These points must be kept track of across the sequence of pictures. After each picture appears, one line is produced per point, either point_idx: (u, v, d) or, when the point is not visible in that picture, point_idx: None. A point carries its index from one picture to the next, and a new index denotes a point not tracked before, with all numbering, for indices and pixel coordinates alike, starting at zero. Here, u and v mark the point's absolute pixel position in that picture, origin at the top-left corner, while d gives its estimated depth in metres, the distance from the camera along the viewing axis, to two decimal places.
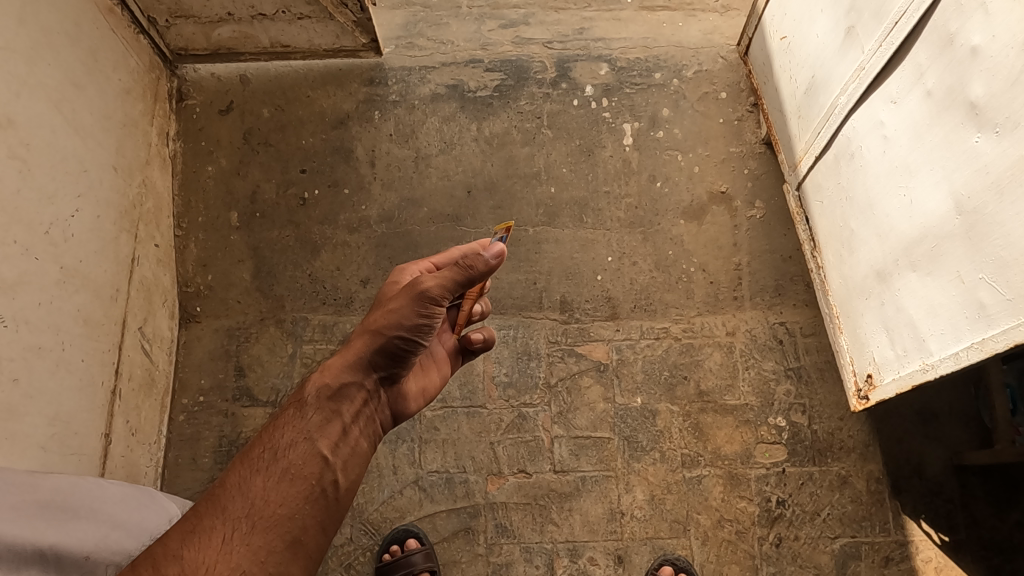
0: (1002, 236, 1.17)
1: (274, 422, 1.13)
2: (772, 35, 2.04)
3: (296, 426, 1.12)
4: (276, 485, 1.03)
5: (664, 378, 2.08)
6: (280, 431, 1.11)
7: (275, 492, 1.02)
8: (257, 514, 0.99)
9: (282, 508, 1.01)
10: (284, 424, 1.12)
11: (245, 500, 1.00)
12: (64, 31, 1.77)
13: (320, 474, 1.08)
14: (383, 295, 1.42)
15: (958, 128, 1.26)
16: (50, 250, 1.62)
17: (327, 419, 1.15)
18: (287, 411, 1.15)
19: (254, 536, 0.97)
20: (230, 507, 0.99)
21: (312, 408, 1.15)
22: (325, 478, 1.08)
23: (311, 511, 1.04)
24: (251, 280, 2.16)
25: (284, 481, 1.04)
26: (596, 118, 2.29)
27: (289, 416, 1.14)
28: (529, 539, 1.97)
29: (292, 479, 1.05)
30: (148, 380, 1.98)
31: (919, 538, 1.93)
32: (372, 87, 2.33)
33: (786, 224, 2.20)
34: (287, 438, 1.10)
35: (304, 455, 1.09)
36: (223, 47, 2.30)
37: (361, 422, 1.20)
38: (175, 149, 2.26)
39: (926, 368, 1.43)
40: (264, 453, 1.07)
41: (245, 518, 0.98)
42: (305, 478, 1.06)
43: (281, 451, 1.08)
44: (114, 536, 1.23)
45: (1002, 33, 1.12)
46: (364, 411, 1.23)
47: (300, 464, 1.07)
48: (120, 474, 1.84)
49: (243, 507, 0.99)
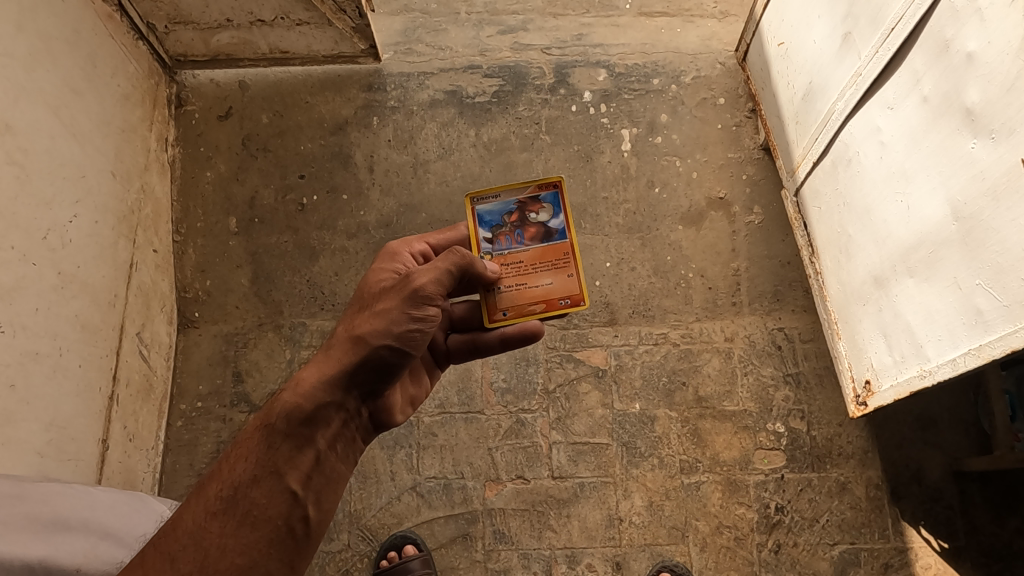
0: (997, 243, 1.17)
1: (237, 449, 1.04)
2: (770, 41, 2.04)
3: (260, 458, 1.03)
4: (236, 531, 0.96)
5: (662, 384, 2.08)
6: (244, 462, 1.02)
7: (234, 539, 0.96)
8: (212, 566, 0.93)
9: (242, 557, 0.95)
10: (248, 455, 1.03)
11: (200, 549, 0.94)
12: (63, 37, 1.77)
13: (287, 513, 1.01)
14: (370, 283, 1.30)
15: (953, 134, 1.26)
16: (48, 256, 1.62)
17: (298, 447, 1.05)
18: (253, 435, 1.05)
19: None
20: (181, 559, 0.92)
21: (281, 434, 1.05)
22: (293, 517, 1.01)
23: (276, 554, 0.99)
24: (249, 286, 2.16)
25: (246, 525, 0.97)
26: (594, 124, 2.30)
27: (254, 443, 1.04)
28: (527, 545, 1.96)
29: (255, 521, 0.98)
30: (145, 386, 1.98)
31: (918, 544, 1.93)
32: (371, 93, 2.34)
33: (784, 230, 2.20)
34: (251, 471, 1.01)
35: (269, 492, 1.01)
36: (222, 53, 2.31)
37: (339, 443, 1.12)
38: (173, 155, 2.26)
39: (924, 374, 1.43)
40: (225, 491, 0.99)
41: (198, 572, 0.92)
42: (269, 519, 0.99)
43: (243, 489, 1.00)
44: (102, 547, 1.23)
45: (996, 40, 1.12)
46: (343, 431, 1.14)
47: (264, 503, 1.00)
48: (117, 480, 1.83)
49: (195, 559, 0.93)
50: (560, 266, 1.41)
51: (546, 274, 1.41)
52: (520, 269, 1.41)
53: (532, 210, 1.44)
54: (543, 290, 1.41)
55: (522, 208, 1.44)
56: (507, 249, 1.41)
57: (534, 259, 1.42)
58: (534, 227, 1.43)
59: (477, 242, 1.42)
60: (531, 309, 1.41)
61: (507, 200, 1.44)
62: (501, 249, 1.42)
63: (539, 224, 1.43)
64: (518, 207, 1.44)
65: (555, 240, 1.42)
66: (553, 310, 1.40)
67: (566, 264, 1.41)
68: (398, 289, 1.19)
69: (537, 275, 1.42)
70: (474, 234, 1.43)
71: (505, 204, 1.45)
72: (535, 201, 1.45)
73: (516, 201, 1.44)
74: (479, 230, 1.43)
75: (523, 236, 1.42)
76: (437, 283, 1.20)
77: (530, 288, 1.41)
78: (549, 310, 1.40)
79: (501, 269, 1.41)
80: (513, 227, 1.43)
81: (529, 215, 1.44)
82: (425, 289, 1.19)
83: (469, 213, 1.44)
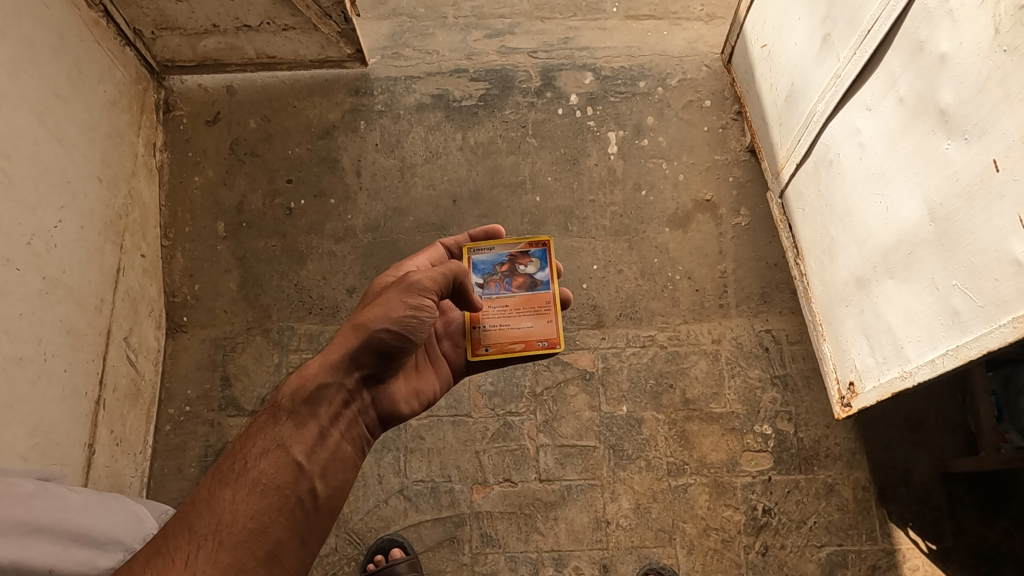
0: (972, 243, 1.17)
1: (250, 427, 1.14)
2: (753, 43, 2.05)
3: (268, 432, 1.12)
4: (247, 499, 1.04)
5: (650, 386, 2.08)
6: (255, 437, 1.11)
7: (245, 505, 1.03)
8: (224, 530, 1.00)
9: (252, 523, 1.02)
10: (259, 430, 1.12)
11: (213, 516, 1.01)
12: (49, 44, 1.79)
13: (295, 484, 1.08)
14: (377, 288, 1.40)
15: (928, 135, 1.26)
16: (32, 261, 1.63)
17: (303, 424, 1.14)
18: (262, 416, 1.14)
19: (221, 553, 0.97)
20: (197, 525, 1.00)
21: (289, 412, 1.14)
22: (300, 488, 1.09)
23: (285, 523, 1.05)
24: (237, 290, 2.17)
25: (255, 494, 1.05)
26: (580, 127, 2.30)
27: (263, 422, 1.13)
28: (514, 548, 1.96)
29: (264, 490, 1.05)
30: (133, 390, 1.98)
31: (905, 546, 1.92)
32: (358, 97, 2.35)
33: (770, 232, 2.21)
34: (261, 446, 1.10)
35: (277, 464, 1.08)
36: (209, 59, 2.32)
37: (344, 423, 1.20)
38: (162, 160, 2.27)
39: (904, 375, 1.42)
40: (236, 462, 1.07)
41: (212, 535, 0.99)
42: (278, 489, 1.06)
43: (253, 461, 1.08)
44: (74, 548, 1.27)
45: (968, 42, 1.12)
46: (348, 414, 1.21)
47: (272, 473, 1.07)
48: (104, 485, 1.84)
49: (210, 523, 1.00)
50: (541, 312, 1.51)
51: (527, 317, 1.51)
52: (505, 312, 1.52)
53: (522, 263, 1.56)
54: (524, 332, 1.50)
55: (513, 260, 1.56)
56: (495, 295, 1.53)
57: (519, 305, 1.53)
58: (522, 278, 1.54)
59: None
60: (512, 347, 1.50)
61: (500, 252, 1.57)
62: (490, 294, 1.53)
63: (527, 275, 1.54)
64: (510, 258, 1.56)
65: (539, 290, 1.53)
66: (531, 350, 1.49)
67: (548, 310, 1.52)
68: (396, 282, 1.27)
69: (519, 318, 1.52)
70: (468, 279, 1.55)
71: (498, 256, 1.57)
72: (526, 255, 1.57)
73: (509, 253, 1.57)
74: (472, 277, 1.55)
75: (511, 285, 1.54)
76: (432, 277, 1.28)
77: (512, 329, 1.51)
78: (527, 350, 1.49)
79: (488, 310, 1.51)
80: (504, 276, 1.55)
81: (519, 266, 1.55)
82: (418, 277, 1.26)
83: (466, 261, 1.57)
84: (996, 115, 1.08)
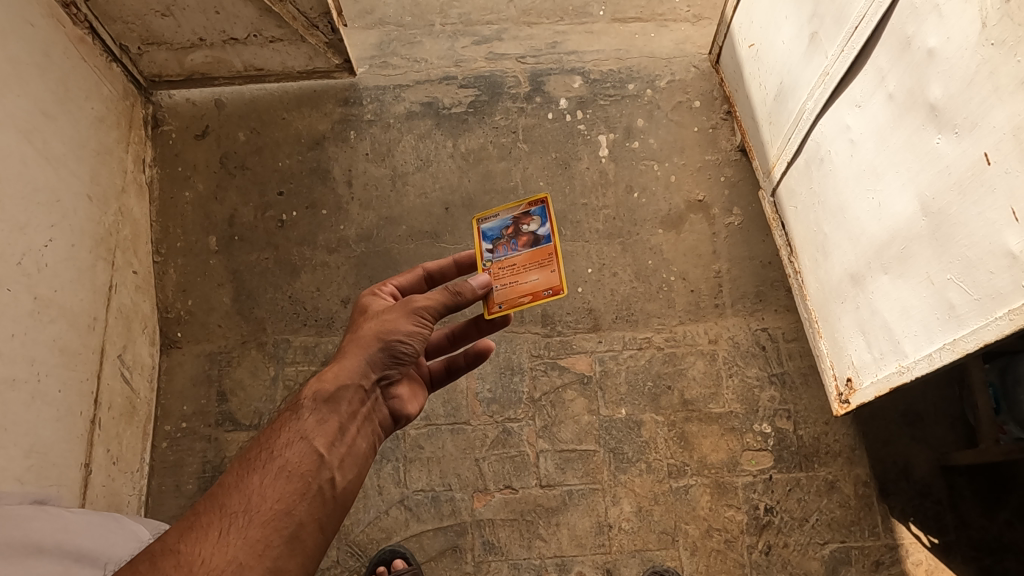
0: (966, 237, 1.17)
1: (271, 426, 1.13)
2: (741, 42, 2.06)
3: (291, 427, 1.12)
4: (273, 483, 1.03)
5: (648, 389, 2.07)
6: (279, 433, 1.11)
7: (272, 488, 1.03)
8: (254, 509, 0.99)
9: (279, 504, 1.01)
10: (281, 427, 1.12)
11: (242, 496, 1.00)
12: (34, 62, 1.78)
13: (316, 471, 1.08)
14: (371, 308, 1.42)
15: (919, 130, 1.27)
16: (23, 280, 1.62)
17: (324, 419, 1.15)
18: (284, 415, 1.15)
19: (252, 529, 0.97)
20: (228, 503, 0.99)
21: (309, 409, 1.15)
22: (322, 476, 1.08)
23: (308, 507, 1.04)
24: (231, 304, 2.16)
25: (281, 478, 1.04)
26: (571, 131, 2.31)
27: (286, 419, 1.14)
28: (516, 555, 1.95)
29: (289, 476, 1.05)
30: (128, 408, 1.97)
31: (908, 541, 1.92)
32: (347, 107, 2.34)
33: (763, 230, 2.21)
34: (285, 437, 1.10)
35: (300, 453, 1.09)
36: (196, 73, 2.32)
37: (358, 422, 1.20)
38: (151, 175, 2.26)
39: (903, 370, 1.42)
40: (261, 453, 1.07)
41: (242, 513, 0.98)
42: (301, 474, 1.06)
43: (278, 449, 1.08)
44: (78, 568, 1.25)
45: (956, 37, 1.13)
46: (362, 413, 1.22)
47: (296, 461, 1.07)
48: (101, 504, 1.81)
49: (241, 503, 1.00)
50: (545, 264, 1.47)
51: (533, 271, 1.47)
52: (512, 270, 1.49)
53: (524, 223, 1.52)
54: (530, 285, 1.46)
55: (517, 222, 1.53)
56: (504, 255, 1.51)
57: (525, 261, 1.49)
58: (526, 236, 1.51)
59: (479, 254, 1.53)
60: (521, 302, 1.46)
61: (506, 216, 1.56)
62: (499, 256, 1.52)
63: (530, 233, 1.51)
64: (513, 221, 1.54)
65: (543, 244, 1.49)
66: (539, 301, 1.44)
67: (551, 261, 1.46)
68: (398, 305, 1.32)
69: (526, 273, 1.48)
70: (477, 247, 1.54)
71: (504, 220, 1.56)
72: (528, 215, 1.54)
73: (512, 216, 1.55)
74: (482, 243, 1.54)
75: (517, 244, 1.51)
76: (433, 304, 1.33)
77: (520, 283, 1.47)
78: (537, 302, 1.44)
79: (497, 273, 1.50)
80: (510, 238, 1.53)
81: (522, 227, 1.52)
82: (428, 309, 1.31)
83: (475, 230, 1.57)
84: (986, 109, 1.08)
